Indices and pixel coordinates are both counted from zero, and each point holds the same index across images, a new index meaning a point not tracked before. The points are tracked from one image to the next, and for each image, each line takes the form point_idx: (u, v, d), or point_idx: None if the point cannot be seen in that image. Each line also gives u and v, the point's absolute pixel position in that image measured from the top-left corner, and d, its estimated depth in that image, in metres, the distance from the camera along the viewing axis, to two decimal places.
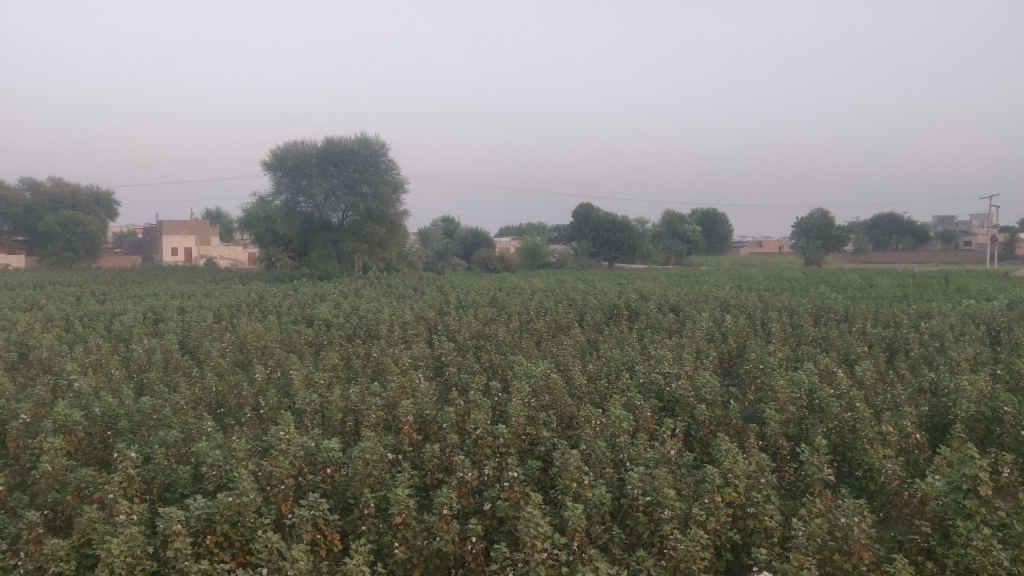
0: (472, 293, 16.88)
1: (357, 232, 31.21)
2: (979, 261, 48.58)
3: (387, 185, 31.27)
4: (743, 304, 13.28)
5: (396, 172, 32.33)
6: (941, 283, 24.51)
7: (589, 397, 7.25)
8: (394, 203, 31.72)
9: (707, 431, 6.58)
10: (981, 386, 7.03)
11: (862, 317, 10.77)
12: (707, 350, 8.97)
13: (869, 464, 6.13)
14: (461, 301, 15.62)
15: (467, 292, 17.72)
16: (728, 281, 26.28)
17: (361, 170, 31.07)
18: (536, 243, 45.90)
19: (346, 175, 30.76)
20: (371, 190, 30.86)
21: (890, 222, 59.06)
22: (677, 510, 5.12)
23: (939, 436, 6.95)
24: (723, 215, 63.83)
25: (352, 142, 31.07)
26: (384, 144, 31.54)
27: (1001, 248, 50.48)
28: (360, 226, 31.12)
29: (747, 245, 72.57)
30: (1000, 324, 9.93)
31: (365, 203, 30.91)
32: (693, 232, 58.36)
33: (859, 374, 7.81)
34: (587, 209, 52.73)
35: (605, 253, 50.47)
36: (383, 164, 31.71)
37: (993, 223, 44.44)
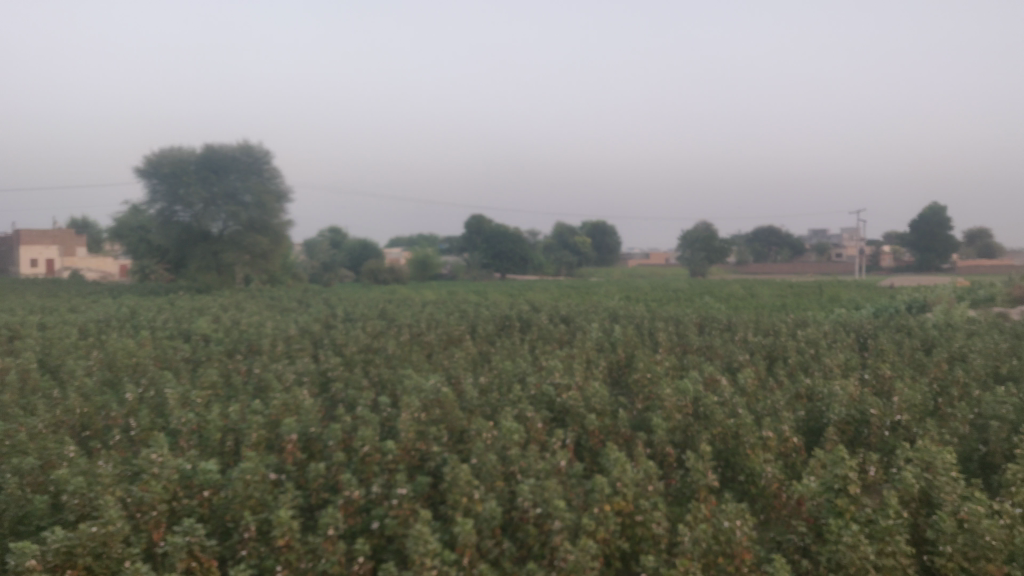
0: (360, 306, 16.57)
1: (238, 243, 30.14)
2: (848, 273, 51.52)
3: (270, 196, 30.60)
4: (630, 314, 13.57)
5: (281, 181, 31.61)
6: (813, 292, 25.78)
7: (480, 410, 7.13)
8: (278, 213, 30.95)
9: (596, 440, 6.60)
10: (851, 390, 7.36)
11: (743, 326, 11.15)
12: (596, 360, 9.05)
13: (751, 468, 6.38)
14: (349, 314, 15.31)
15: (355, 305, 17.40)
16: (618, 292, 26.87)
17: (242, 178, 30.35)
18: (427, 256, 45.89)
19: (226, 184, 30.11)
20: (253, 200, 30.16)
21: (768, 235, 61.83)
22: (567, 521, 5.18)
23: (814, 439, 7.25)
24: (611, 228, 65.36)
25: (234, 149, 30.36)
26: (268, 151, 30.88)
27: (867, 260, 53.73)
28: (241, 236, 30.08)
29: (635, 256, 74.36)
30: (868, 331, 10.48)
31: (247, 213, 30.09)
32: (582, 243, 59.10)
33: (741, 382, 7.98)
34: (479, 221, 52.26)
35: (496, 265, 50.65)
36: (267, 172, 30.99)
37: (859, 237, 47.26)
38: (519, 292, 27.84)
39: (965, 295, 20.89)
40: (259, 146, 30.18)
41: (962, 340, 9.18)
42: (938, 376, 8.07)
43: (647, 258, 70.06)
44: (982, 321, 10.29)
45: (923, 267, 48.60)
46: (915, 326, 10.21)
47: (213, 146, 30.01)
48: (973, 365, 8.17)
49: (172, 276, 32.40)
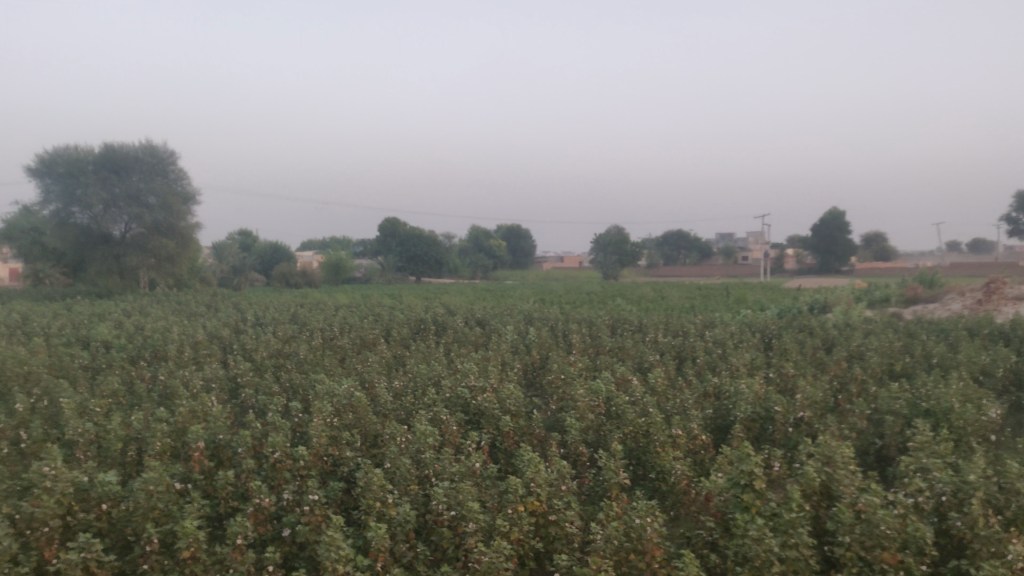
0: (270, 310, 16.24)
1: (142, 247, 28.99)
2: (754, 275, 53.27)
3: (176, 197, 29.74)
4: (545, 316, 13.72)
5: (187, 182, 30.89)
6: (721, 294, 26.59)
7: (394, 414, 7.09)
8: (184, 216, 30.12)
9: (510, 442, 6.66)
10: (756, 388, 7.62)
11: (654, 327, 11.42)
12: (511, 363, 9.12)
13: (661, 466, 6.54)
14: (259, 318, 14.98)
15: (265, 309, 17.03)
16: (532, 295, 27.13)
17: (146, 179, 29.48)
18: (341, 259, 45.32)
19: (128, 185, 29.10)
20: (158, 203, 29.20)
21: (678, 239, 63.44)
22: (481, 522, 5.22)
23: (721, 436, 7.48)
24: (526, 232, 65.87)
25: (136, 149, 29.41)
26: (172, 151, 30.16)
27: (772, 262, 55.66)
28: (146, 240, 28.97)
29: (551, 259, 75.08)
30: (773, 331, 10.87)
31: (152, 215, 28.99)
32: (497, 247, 59.47)
33: (652, 381, 8.16)
34: (392, 225, 51.75)
35: (412, 269, 50.12)
36: (172, 173, 30.30)
37: (764, 240, 48.92)
38: (433, 295, 27.79)
39: (862, 296, 21.92)
40: (163, 146, 29.39)
41: (860, 339, 9.63)
42: (838, 373, 8.43)
43: (563, 262, 70.94)
44: (877, 320, 10.82)
45: (824, 270, 51.07)
46: (816, 327, 10.65)
47: (113, 145, 28.97)
48: (869, 362, 8.58)
49: (69, 281, 31.00)
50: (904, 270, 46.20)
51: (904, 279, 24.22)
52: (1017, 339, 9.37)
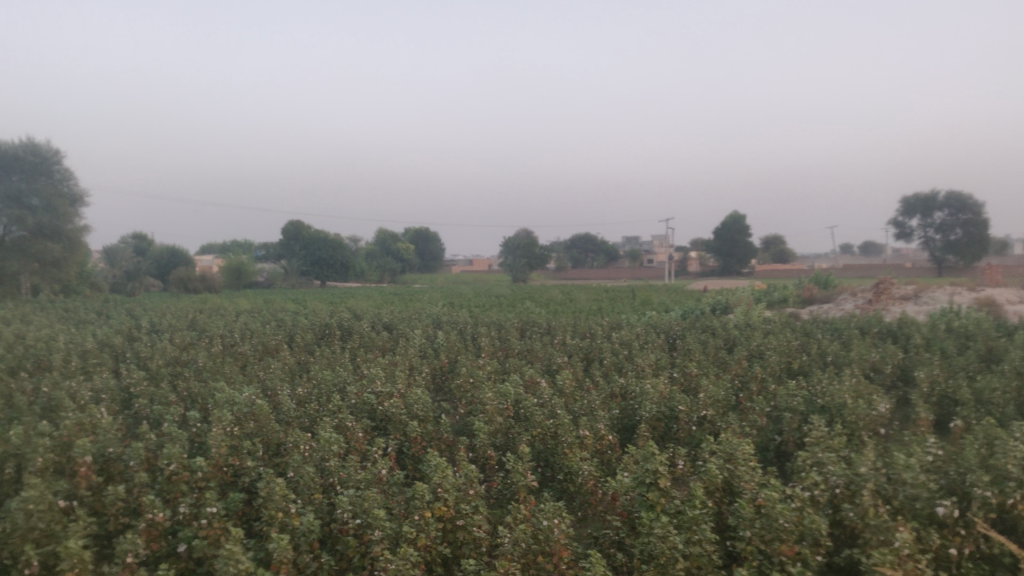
0: (165, 317, 15.68)
1: (23, 250, 27.52)
2: (660, 278, 54.60)
3: (61, 199, 28.58)
4: (453, 320, 13.68)
5: (73, 184, 29.71)
6: (627, 296, 27.14)
7: (297, 422, 6.93)
8: (70, 218, 28.94)
9: (418, 447, 6.60)
10: (661, 388, 7.77)
11: (562, 329, 11.53)
12: (419, 367, 9.04)
13: (568, 468, 6.61)
14: (154, 325, 14.41)
15: (161, 315, 16.42)
16: (440, 299, 27.10)
17: (28, 178, 28.22)
18: (241, 262, 44.12)
19: (9, 185, 27.64)
20: (41, 204, 27.98)
21: (585, 242, 64.57)
22: (387, 530, 5.14)
23: (628, 436, 7.60)
24: (435, 236, 65.82)
25: (17, 148, 28.29)
26: (57, 151, 29.13)
27: (677, 265, 57.18)
28: (28, 243, 27.52)
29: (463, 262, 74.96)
30: (677, 332, 11.14)
31: (34, 217, 27.59)
32: (405, 250, 59.23)
33: (560, 383, 8.22)
34: (297, 227, 50.57)
35: (317, 272, 49.18)
36: (57, 173, 29.16)
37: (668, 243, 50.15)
38: (340, 299, 27.37)
39: (760, 296, 22.73)
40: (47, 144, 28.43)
41: (759, 339, 9.95)
42: (739, 372, 8.69)
43: (472, 265, 71.13)
44: (775, 320, 11.22)
45: (726, 272, 52.77)
46: (718, 327, 10.97)
47: None
48: (768, 360, 8.88)
49: None
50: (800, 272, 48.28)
51: (799, 280, 25.25)
52: (902, 337, 9.87)
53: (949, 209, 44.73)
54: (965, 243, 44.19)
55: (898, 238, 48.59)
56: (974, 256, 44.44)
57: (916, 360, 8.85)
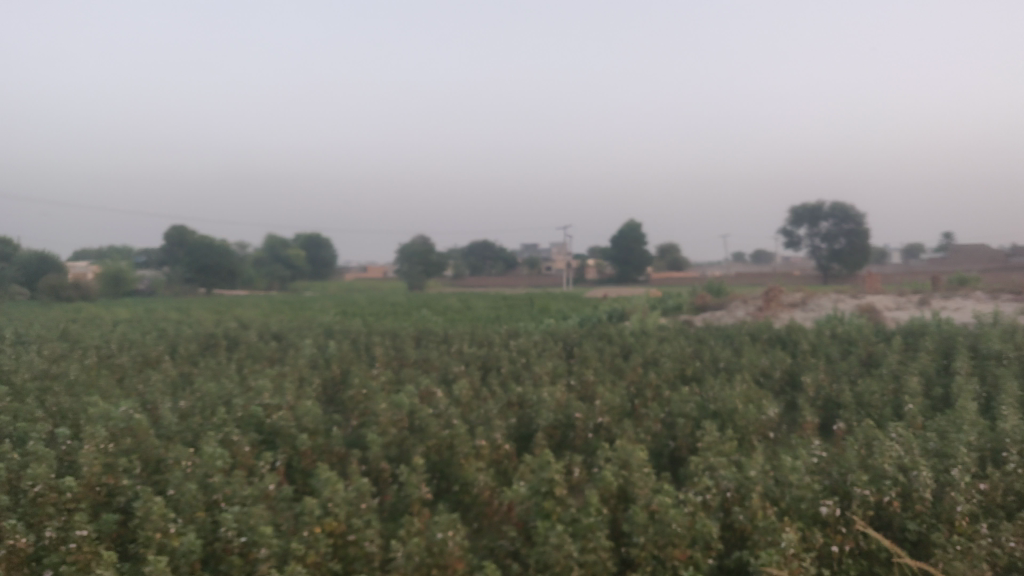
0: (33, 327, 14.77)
1: None
2: (553, 285, 55.20)
3: None
4: (347, 329, 13.41)
5: None
6: (525, 304, 27.32)
7: (179, 437, 6.60)
8: None
9: (309, 460, 6.40)
10: (558, 396, 7.79)
11: (459, 338, 11.46)
12: (310, 378, 8.79)
13: (464, 478, 6.53)
14: (22, 335, 13.54)
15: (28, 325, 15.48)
16: (334, 307, 26.60)
17: None
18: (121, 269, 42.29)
19: None
20: None
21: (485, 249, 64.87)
22: (274, 548, 4.94)
23: (524, 445, 7.57)
24: (327, 242, 64.58)
25: None
26: None
27: (574, 272, 58.00)
28: None
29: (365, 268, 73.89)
30: (574, 340, 11.22)
31: None
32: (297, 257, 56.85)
33: (456, 393, 8.13)
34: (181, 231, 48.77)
35: None
36: None
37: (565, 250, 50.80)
38: (227, 308, 26.48)
39: (656, 305, 23.25)
40: None
41: (654, 346, 10.13)
42: (634, 379, 8.80)
43: (367, 272, 70.34)
44: (669, 327, 11.45)
45: (624, 279, 53.67)
46: (614, 334, 11.11)
47: None
48: (663, 367, 9.03)
49: None
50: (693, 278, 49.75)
51: (693, 288, 25.96)
52: (789, 343, 10.24)
53: (833, 220, 46.93)
54: (848, 252, 46.33)
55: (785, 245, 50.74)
56: (855, 264, 46.90)
57: (802, 365, 9.18)
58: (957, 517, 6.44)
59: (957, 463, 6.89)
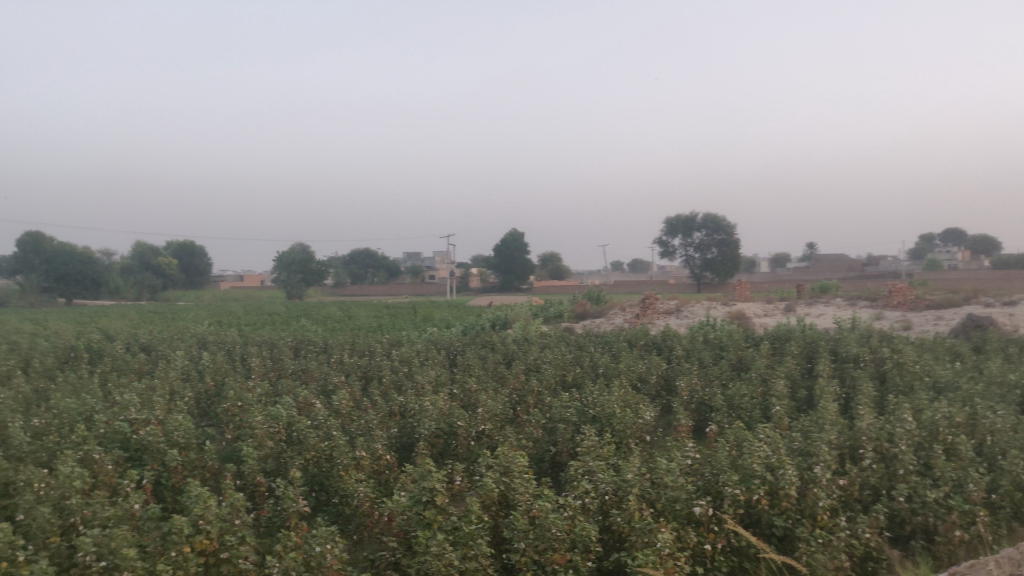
0: None
1: None
2: (438, 293, 55.22)
3: None
4: (220, 340, 12.98)
5: None
6: (409, 313, 27.22)
7: (32, 458, 6.21)
8: None
9: (178, 477, 6.15)
10: (440, 405, 7.80)
11: (339, 348, 11.29)
12: (180, 392, 8.45)
13: (344, 490, 6.43)
14: None
15: None
16: (207, 317, 25.70)
17: None
18: None
19: None
20: None
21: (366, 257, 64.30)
22: (137, 570, 4.71)
23: (406, 454, 7.54)
24: (203, 250, 62.36)
25: None
26: None
27: (458, 281, 58.22)
28: None
29: (246, 277, 71.61)
30: (456, 348, 11.25)
31: None
32: (167, 265, 54.49)
33: (336, 404, 8.00)
34: (37, 239, 46.12)
35: (61, 290, 44.70)
36: None
37: (448, 260, 50.90)
38: (89, 319, 25.11)
39: (538, 313, 23.60)
40: None
41: (536, 353, 10.29)
42: (516, 386, 8.91)
43: (244, 281, 68.28)
44: (550, 334, 11.66)
45: (505, 288, 54.28)
46: (497, 342, 11.22)
47: None
48: (544, 374, 9.18)
49: None
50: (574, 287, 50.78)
51: (574, 296, 26.55)
52: (665, 349, 10.61)
53: (707, 230, 49.21)
54: (719, 261, 48.74)
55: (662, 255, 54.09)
56: (727, 273, 49.11)
57: (677, 370, 9.52)
58: (819, 512, 6.82)
59: (819, 460, 7.31)
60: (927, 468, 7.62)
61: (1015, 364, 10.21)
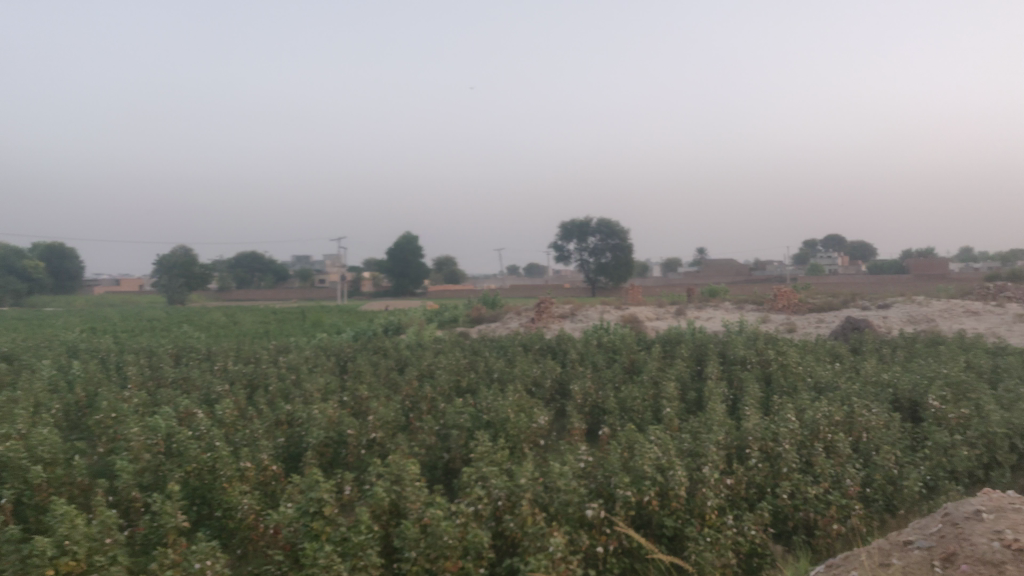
0: None
1: None
2: (328, 297, 54.31)
3: None
4: (94, 348, 12.32)
5: None
6: (298, 318, 26.67)
7: None
8: None
9: (43, 495, 5.76)
10: (330, 413, 7.61)
11: (223, 355, 10.89)
12: (47, 404, 7.94)
13: (227, 503, 6.16)
14: None
15: None
16: (80, 324, 24.44)
17: None
18: None
19: None
20: None
21: (252, 260, 62.74)
22: None
23: (293, 464, 7.32)
24: (73, 253, 59.17)
25: None
26: None
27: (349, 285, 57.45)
28: None
29: (120, 280, 68.26)
30: (347, 354, 11.03)
31: None
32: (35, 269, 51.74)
33: (219, 413, 7.69)
34: None
35: None
36: None
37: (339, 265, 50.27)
38: None
39: (433, 317, 23.52)
40: None
41: (429, 358, 10.19)
42: (409, 393, 8.79)
43: (120, 286, 65.29)
44: (445, 339, 11.60)
45: (398, 292, 53.55)
46: (390, 348, 11.06)
47: None
48: (438, 380, 9.09)
49: None
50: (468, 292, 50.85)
51: (467, 301, 26.66)
52: (559, 353, 10.70)
53: (601, 235, 50.59)
54: (613, 266, 49.97)
55: (557, 262, 55.23)
56: (620, 278, 50.36)
57: (571, 374, 9.62)
58: (707, 511, 6.97)
59: (707, 460, 7.48)
60: (808, 466, 7.92)
61: (887, 364, 10.77)
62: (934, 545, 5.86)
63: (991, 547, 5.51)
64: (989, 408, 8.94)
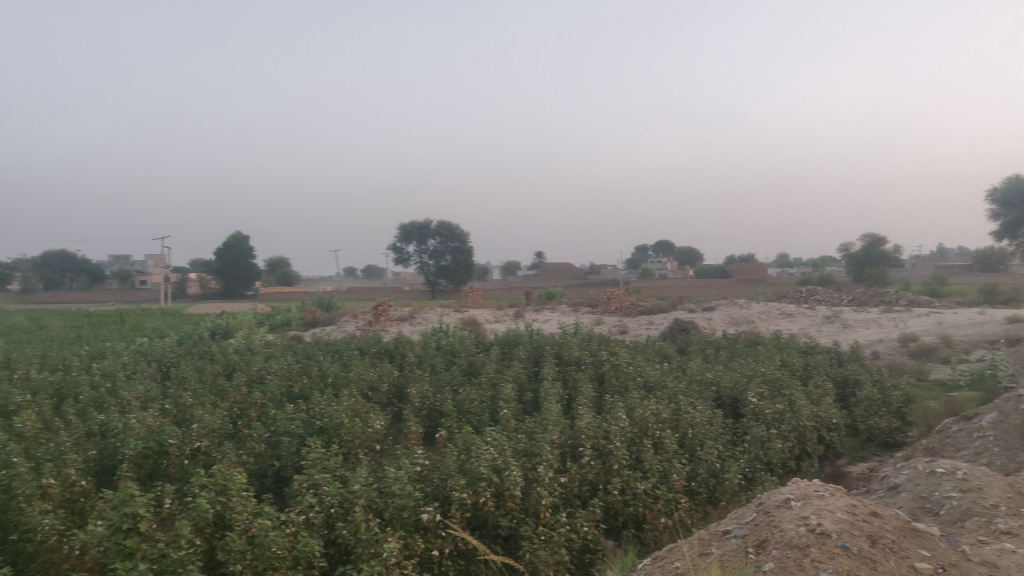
0: None
1: None
2: (151, 300, 51.32)
3: None
4: None
5: None
6: (114, 322, 25.03)
7: None
8: None
9: None
10: (148, 423, 7.19)
11: (27, 363, 10.03)
12: None
13: (25, 524, 5.64)
14: None
15: None
16: None
17: None
18: None
19: None
20: None
21: (62, 260, 58.36)
22: None
23: (106, 479, 6.85)
24: None
25: None
26: None
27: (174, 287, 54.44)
28: None
29: None
30: (170, 360, 10.45)
31: None
32: None
33: (19, 427, 7.08)
34: None
35: None
36: None
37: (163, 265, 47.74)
38: None
39: (265, 321, 22.75)
40: None
41: (260, 363, 9.82)
42: (238, 400, 8.46)
43: None
44: (276, 343, 11.22)
45: (228, 293, 51.56)
46: (217, 353, 10.58)
47: None
48: (269, 385, 8.79)
49: None
50: (303, 294, 49.86)
51: (300, 305, 26.07)
52: (397, 356, 10.61)
53: (441, 237, 50.96)
54: (453, 268, 50.50)
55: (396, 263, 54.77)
56: (461, 280, 51.06)
57: (408, 377, 9.57)
58: (542, 509, 7.12)
59: (542, 460, 7.63)
60: (637, 462, 8.24)
61: (711, 363, 11.41)
62: (748, 533, 6.22)
63: (798, 532, 5.84)
64: (800, 404, 9.65)
